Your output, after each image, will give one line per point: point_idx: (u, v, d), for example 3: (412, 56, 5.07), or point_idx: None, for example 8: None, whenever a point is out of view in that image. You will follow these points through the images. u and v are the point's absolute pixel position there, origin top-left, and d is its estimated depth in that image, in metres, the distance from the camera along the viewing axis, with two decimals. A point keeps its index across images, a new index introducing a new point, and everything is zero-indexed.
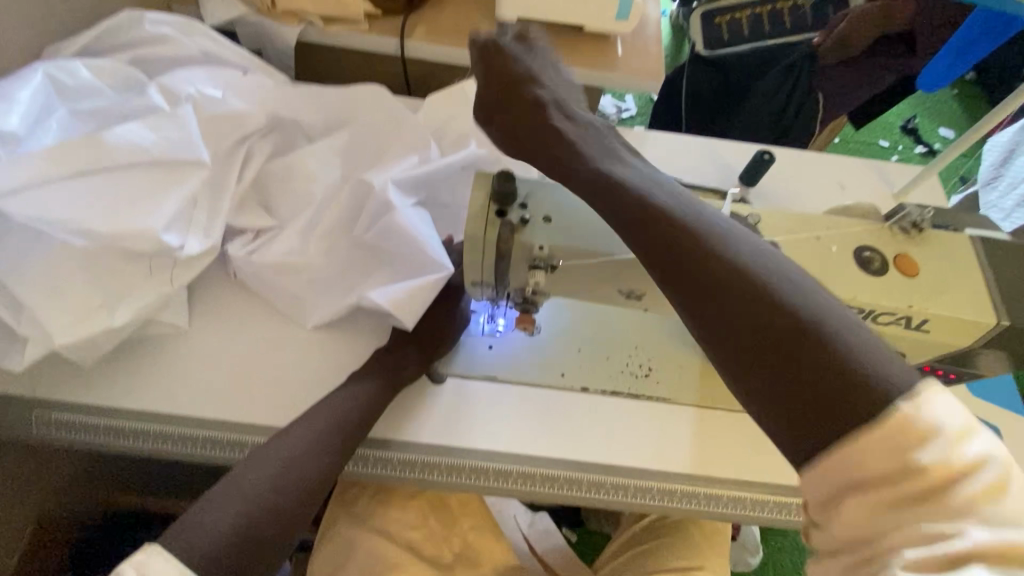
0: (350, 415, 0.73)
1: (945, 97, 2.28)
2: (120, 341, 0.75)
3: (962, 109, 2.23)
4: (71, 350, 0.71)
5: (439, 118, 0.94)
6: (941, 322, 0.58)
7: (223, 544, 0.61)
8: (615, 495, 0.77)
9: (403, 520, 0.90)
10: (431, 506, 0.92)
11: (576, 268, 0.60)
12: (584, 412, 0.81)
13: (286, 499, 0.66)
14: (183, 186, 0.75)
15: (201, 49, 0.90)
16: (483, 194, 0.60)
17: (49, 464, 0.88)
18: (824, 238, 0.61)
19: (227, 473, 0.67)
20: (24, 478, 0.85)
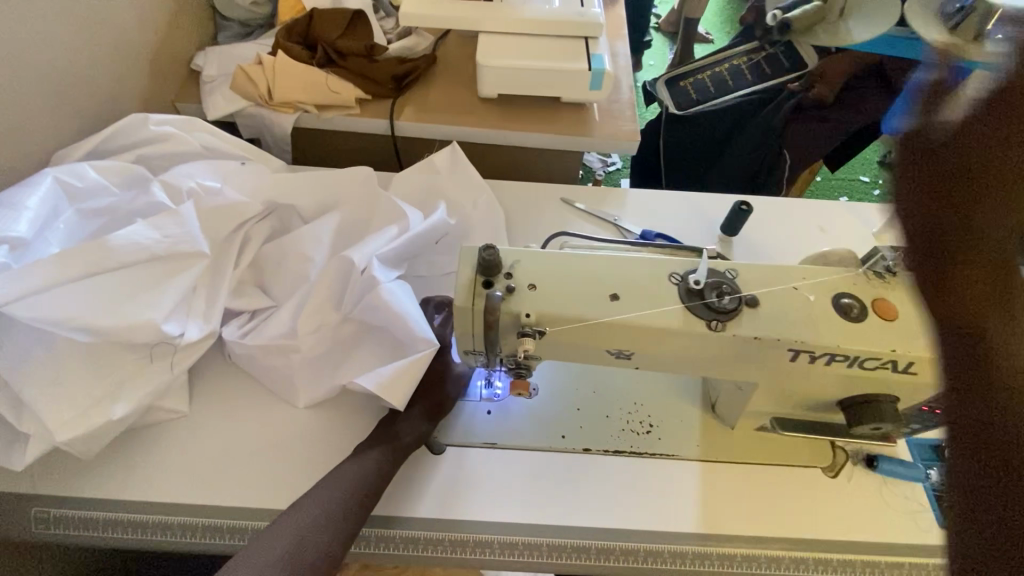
0: (366, 479, 0.73)
1: None
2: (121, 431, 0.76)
3: None
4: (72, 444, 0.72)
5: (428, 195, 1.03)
6: (927, 363, 0.60)
7: None
8: (627, 561, 0.75)
9: None
10: None
11: (562, 333, 0.61)
12: (588, 474, 0.80)
13: None
14: (183, 278, 0.78)
15: (202, 143, 0.96)
16: (466, 266, 0.61)
17: (46, 559, 0.87)
18: (802, 287, 0.62)
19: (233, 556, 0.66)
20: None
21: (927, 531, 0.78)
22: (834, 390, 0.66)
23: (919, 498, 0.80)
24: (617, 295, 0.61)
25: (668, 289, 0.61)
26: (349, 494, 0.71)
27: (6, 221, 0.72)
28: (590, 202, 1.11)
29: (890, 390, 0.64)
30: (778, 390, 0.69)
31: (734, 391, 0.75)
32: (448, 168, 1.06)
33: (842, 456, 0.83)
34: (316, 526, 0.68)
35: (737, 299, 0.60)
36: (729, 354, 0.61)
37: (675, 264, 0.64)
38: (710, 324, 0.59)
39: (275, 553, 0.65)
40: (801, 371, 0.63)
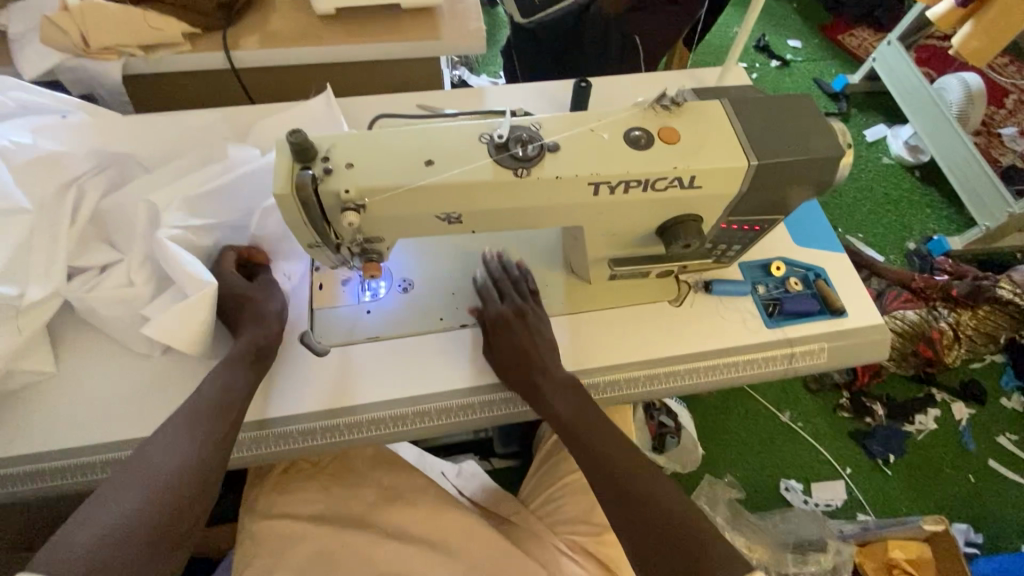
0: (218, 401, 0.73)
1: None
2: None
3: None
4: None
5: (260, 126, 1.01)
6: (706, 175, 0.69)
7: (111, 550, 0.57)
8: (506, 408, 0.87)
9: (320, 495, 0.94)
10: (340, 475, 0.95)
11: (386, 205, 0.65)
12: (464, 345, 0.88)
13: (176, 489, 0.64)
14: (9, 236, 0.76)
15: (18, 100, 0.89)
16: (284, 156, 0.64)
17: None
18: (596, 128, 0.69)
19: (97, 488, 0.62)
20: None
21: (757, 332, 0.91)
22: (647, 219, 0.75)
23: (749, 308, 0.94)
24: (431, 160, 0.65)
25: (476, 148, 0.67)
26: (205, 415, 0.71)
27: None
28: (446, 103, 1.11)
29: (689, 208, 0.74)
30: (602, 230, 0.77)
31: (574, 242, 0.83)
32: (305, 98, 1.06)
33: (686, 287, 0.94)
34: (183, 437, 0.69)
35: (538, 147, 0.67)
36: (542, 198, 0.68)
37: (485, 127, 0.69)
38: (514, 172, 0.65)
39: (147, 470, 0.64)
40: (606, 204, 0.71)
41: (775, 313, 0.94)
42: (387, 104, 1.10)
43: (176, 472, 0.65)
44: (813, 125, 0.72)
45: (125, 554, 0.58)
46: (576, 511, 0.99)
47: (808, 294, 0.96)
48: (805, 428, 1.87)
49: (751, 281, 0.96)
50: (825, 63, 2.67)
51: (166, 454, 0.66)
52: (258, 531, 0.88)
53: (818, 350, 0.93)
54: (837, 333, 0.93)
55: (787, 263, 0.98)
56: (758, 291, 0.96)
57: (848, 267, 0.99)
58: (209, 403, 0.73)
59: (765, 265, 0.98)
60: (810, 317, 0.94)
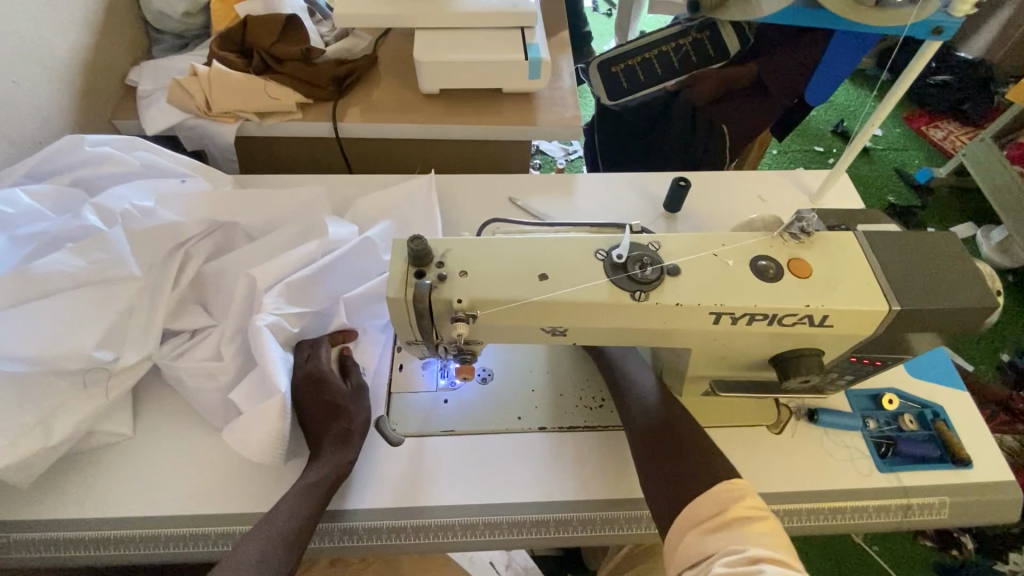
0: (292, 523, 0.70)
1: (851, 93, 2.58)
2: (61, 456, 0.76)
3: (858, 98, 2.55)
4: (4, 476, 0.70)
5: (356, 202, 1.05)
6: (840, 316, 0.63)
7: None
8: (586, 530, 0.78)
9: None
10: None
11: (495, 316, 0.63)
12: (544, 450, 0.83)
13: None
14: (118, 303, 0.78)
15: (142, 161, 0.93)
16: (399, 257, 0.63)
17: None
18: (720, 253, 0.65)
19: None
20: None
21: (866, 475, 0.82)
22: (762, 349, 0.70)
23: (857, 445, 0.85)
24: (545, 274, 0.63)
25: (593, 266, 0.64)
26: (280, 534, 0.68)
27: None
28: (539, 187, 1.11)
29: (812, 344, 0.68)
30: (710, 354, 0.72)
31: (672, 359, 0.78)
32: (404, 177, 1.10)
33: (786, 414, 0.87)
34: (279, 523, 0.69)
35: (659, 270, 0.63)
36: (656, 322, 0.64)
37: (601, 242, 0.66)
38: (633, 295, 0.62)
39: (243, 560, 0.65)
40: (725, 333, 0.66)
41: (889, 455, 0.85)
42: (481, 185, 1.10)
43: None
44: (952, 252, 0.66)
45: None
46: None
47: (925, 435, 0.86)
48: (881, 554, 1.68)
49: (859, 413, 0.88)
50: (910, 154, 2.57)
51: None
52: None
53: (937, 504, 0.82)
54: (960, 485, 0.82)
55: (900, 395, 0.89)
56: (867, 426, 0.87)
57: (969, 408, 0.89)
58: (283, 522, 0.70)
59: (873, 396, 0.89)
60: (927, 463, 0.84)
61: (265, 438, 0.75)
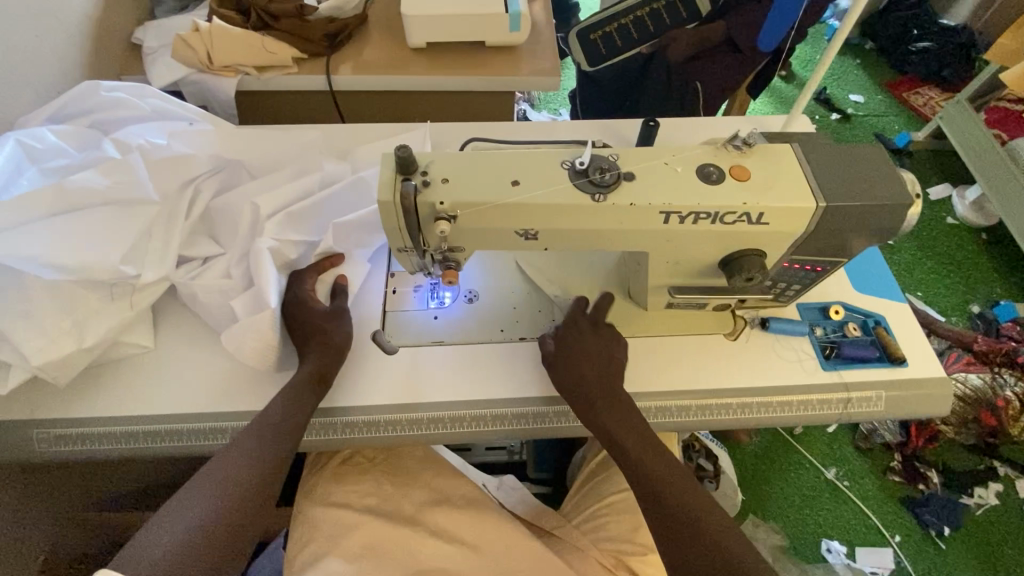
0: (285, 418, 0.79)
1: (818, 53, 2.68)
2: (91, 362, 0.85)
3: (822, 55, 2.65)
4: (45, 372, 0.79)
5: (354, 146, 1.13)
6: (773, 213, 0.72)
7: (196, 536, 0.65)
8: (557, 422, 0.90)
9: (362, 489, 0.97)
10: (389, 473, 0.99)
11: (474, 218, 0.72)
12: (523, 356, 0.93)
13: (255, 479, 0.72)
14: (138, 222, 0.87)
15: (153, 106, 1.01)
16: (386, 167, 0.72)
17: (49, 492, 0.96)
18: (671, 162, 0.74)
19: (200, 470, 0.72)
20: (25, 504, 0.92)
21: (811, 372, 0.92)
22: (713, 250, 0.79)
23: (805, 349, 0.95)
24: (517, 181, 0.72)
25: (559, 173, 0.73)
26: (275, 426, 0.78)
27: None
28: (522, 131, 1.18)
29: (754, 244, 0.77)
30: (667, 258, 0.81)
31: (637, 269, 0.87)
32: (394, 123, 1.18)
33: (742, 323, 0.96)
34: (265, 427, 0.77)
35: (616, 174, 0.72)
36: (615, 222, 0.73)
37: (566, 154, 0.75)
38: (593, 197, 0.71)
39: (234, 463, 0.73)
40: (675, 233, 0.75)
41: (832, 356, 0.94)
42: (466, 128, 1.18)
43: (248, 479, 0.72)
44: (872, 158, 0.76)
45: (196, 553, 0.64)
46: (620, 532, 0.94)
47: (867, 340, 0.96)
48: (852, 488, 1.80)
49: (808, 322, 0.97)
50: (890, 118, 2.64)
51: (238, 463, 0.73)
52: (317, 517, 0.94)
53: (875, 398, 0.92)
54: (896, 381, 0.92)
55: (845, 307, 0.99)
56: (815, 333, 0.96)
57: (908, 316, 0.99)
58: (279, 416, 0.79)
59: (822, 308, 0.99)
60: (867, 363, 0.94)
61: (262, 342, 0.84)
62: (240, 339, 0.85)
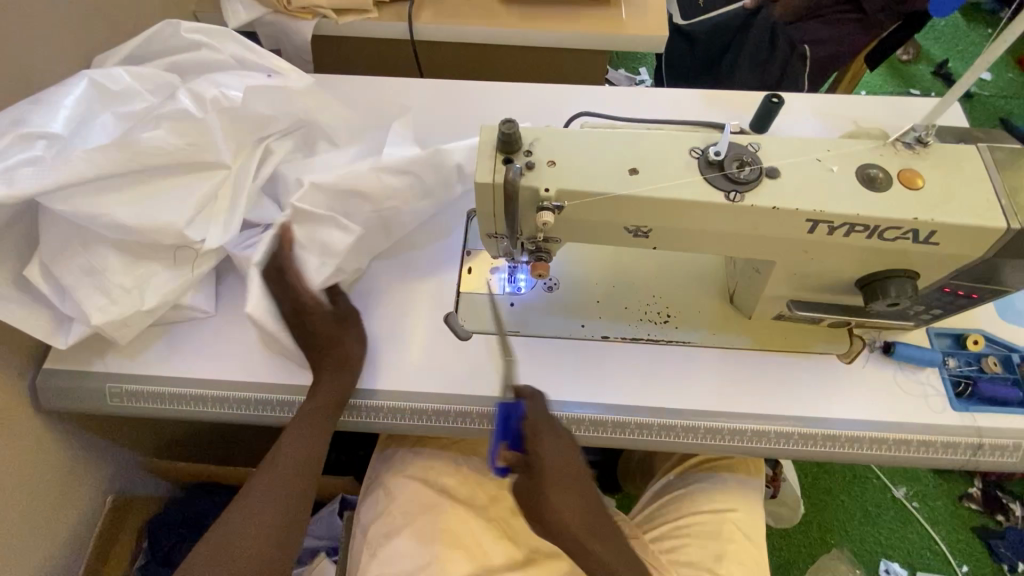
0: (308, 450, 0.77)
1: (951, 28, 2.31)
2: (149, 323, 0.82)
3: (961, 41, 2.28)
4: (116, 329, 0.78)
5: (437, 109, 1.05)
6: (948, 232, 0.59)
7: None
8: (641, 435, 0.80)
9: None
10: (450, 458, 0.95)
11: (582, 209, 0.63)
12: (607, 357, 0.84)
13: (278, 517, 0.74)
14: (199, 187, 0.81)
15: (234, 54, 0.95)
16: (486, 146, 0.63)
17: (115, 439, 0.98)
18: (825, 159, 0.62)
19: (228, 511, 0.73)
20: (94, 449, 0.94)
21: (939, 410, 0.80)
22: (858, 266, 0.67)
23: (933, 382, 0.82)
24: (636, 169, 0.61)
25: (688, 163, 0.62)
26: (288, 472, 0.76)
27: (41, 117, 0.75)
28: (619, 98, 1.05)
29: (911, 264, 0.65)
30: (795, 270, 0.69)
31: (752, 276, 0.76)
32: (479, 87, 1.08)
33: (859, 344, 0.85)
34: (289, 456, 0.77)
35: (757, 170, 0.60)
36: (747, 226, 0.62)
37: (696, 141, 0.64)
38: (727, 195, 0.60)
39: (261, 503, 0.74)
40: (819, 244, 0.63)
41: (965, 394, 0.82)
42: (558, 91, 1.06)
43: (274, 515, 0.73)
44: None
45: None
46: (700, 557, 0.86)
47: (1010, 379, 0.82)
48: (921, 510, 1.67)
49: (940, 351, 0.84)
50: None
51: (261, 521, 0.72)
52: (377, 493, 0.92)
53: (1011, 447, 0.79)
54: None
55: (987, 337, 0.85)
56: (947, 365, 0.83)
57: None
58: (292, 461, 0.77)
59: (957, 336, 0.85)
60: (1008, 407, 0.80)
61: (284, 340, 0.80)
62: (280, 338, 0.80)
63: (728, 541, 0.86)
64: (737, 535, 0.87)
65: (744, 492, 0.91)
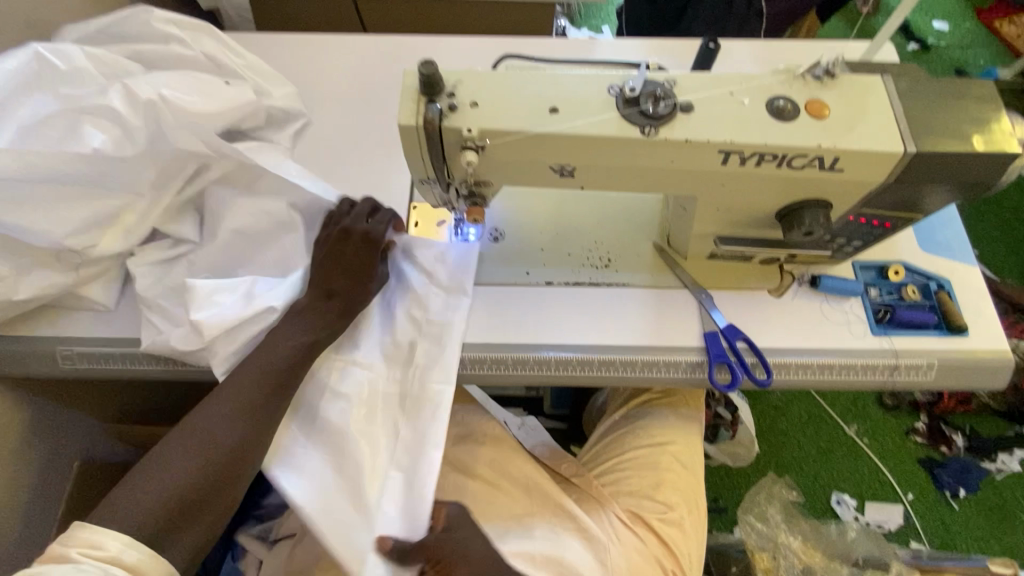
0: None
1: None
2: (35, 305, 0.83)
3: None
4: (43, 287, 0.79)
5: (381, 67, 1.06)
6: (851, 158, 0.63)
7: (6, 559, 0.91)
8: (581, 371, 0.84)
9: None
10: None
11: (504, 149, 0.64)
12: (550, 302, 0.87)
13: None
14: (96, 211, 0.79)
15: (205, 51, 0.93)
16: (409, 89, 0.64)
17: (65, 429, 0.98)
18: (737, 92, 0.64)
19: None
20: (44, 440, 0.94)
21: (858, 336, 0.85)
22: (773, 196, 0.70)
23: (856, 311, 0.87)
24: (556, 108, 0.63)
25: (605, 99, 0.63)
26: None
27: None
28: (562, 49, 1.05)
29: (822, 192, 0.68)
30: (718, 204, 0.72)
31: (680, 214, 0.79)
32: (422, 42, 1.08)
33: (788, 279, 0.89)
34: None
35: (671, 105, 0.62)
36: (664, 159, 0.64)
37: (616, 78, 0.65)
38: (642, 130, 0.62)
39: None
40: (733, 176, 0.66)
41: (884, 321, 0.87)
42: (500, 44, 1.06)
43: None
44: (972, 99, 0.64)
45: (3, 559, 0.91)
46: (639, 486, 0.93)
47: (926, 305, 0.88)
48: (870, 446, 1.77)
49: (863, 282, 0.89)
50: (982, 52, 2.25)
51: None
52: None
53: (925, 367, 0.84)
54: (955, 351, 0.84)
55: (908, 267, 0.90)
56: (869, 295, 0.88)
57: (976, 281, 0.89)
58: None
59: (880, 268, 0.90)
60: (924, 331, 0.86)
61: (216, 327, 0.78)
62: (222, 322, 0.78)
63: (665, 470, 0.93)
64: (673, 464, 0.95)
65: (683, 425, 0.98)
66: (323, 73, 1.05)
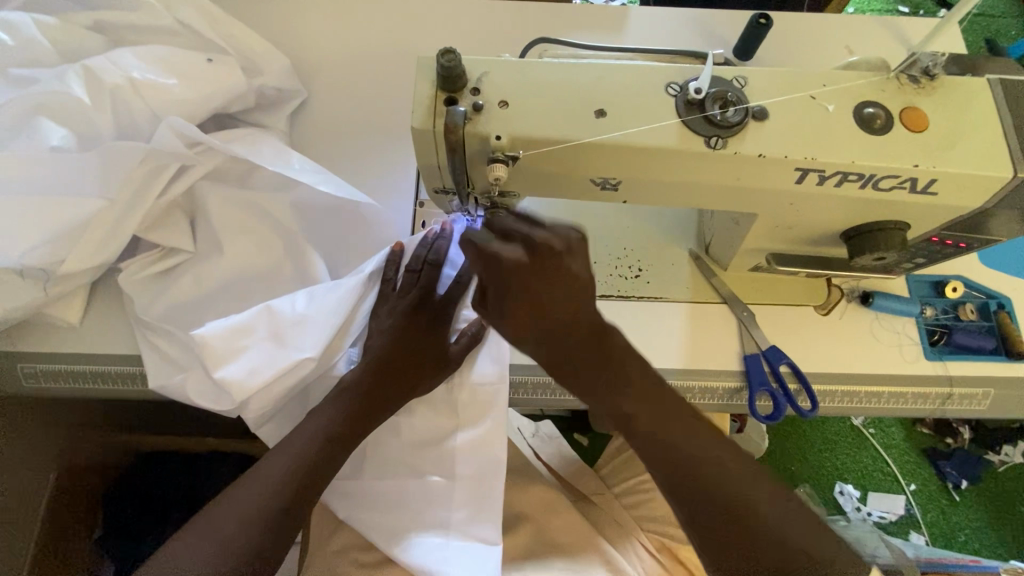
0: None
1: None
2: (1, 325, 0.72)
3: None
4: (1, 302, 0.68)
5: (378, 36, 0.92)
6: (949, 181, 0.53)
7: None
8: None
9: None
10: None
11: (540, 160, 0.54)
12: None
13: None
14: (60, 220, 0.68)
15: (180, 18, 0.79)
16: (425, 84, 0.53)
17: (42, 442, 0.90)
18: (819, 95, 0.53)
19: None
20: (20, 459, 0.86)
21: (911, 360, 0.78)
22: (845, 217, 0.60)
23: (908, 332, 0.80)
24: (603, 111, 0.52)
25: (662, 102, 0.52)
26: None
27: None
28: (586, 21, 0.92)
29: (905, 215, 0.58)
30: (781, 221, 0.62)
31: (731, 228, 0.70)
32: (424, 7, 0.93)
33: (837, 294, 0.80)
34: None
35: (742, 111, 0.52)
36: (730, 176, 0.54)
37: (675, 73, 0.54)
38: (708, 142, 0.52)
39: None
40: (808, 196, 0.56)
41: (939, 343, 0.79)
42: (515, 12, 0.92)
43: None
44: None
45: None
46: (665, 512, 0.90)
47: (984, 326, 0.80)
48: (875, 437, 1.68)
49: (917, 300, 0.81)
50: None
51: None
52: None
53: (980, 395, 0.78)
54: (1013, 378, 0.77)
55: (966, 284, 0.82)
56: (923, 314, 0.80)
57: None
58: None
59: (936, 283, 0.82)
60: (980, 355, 0.79)
61: (235, 345, 0.67)
62: (246, 334, 0.68)
63: None
64: None
65: None
66: (311, 42, 0.91)
